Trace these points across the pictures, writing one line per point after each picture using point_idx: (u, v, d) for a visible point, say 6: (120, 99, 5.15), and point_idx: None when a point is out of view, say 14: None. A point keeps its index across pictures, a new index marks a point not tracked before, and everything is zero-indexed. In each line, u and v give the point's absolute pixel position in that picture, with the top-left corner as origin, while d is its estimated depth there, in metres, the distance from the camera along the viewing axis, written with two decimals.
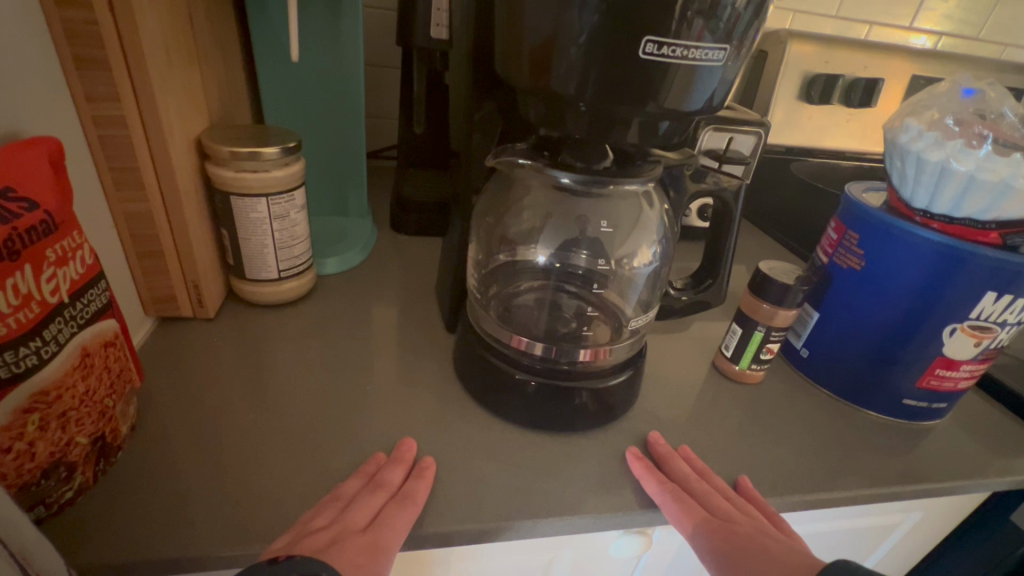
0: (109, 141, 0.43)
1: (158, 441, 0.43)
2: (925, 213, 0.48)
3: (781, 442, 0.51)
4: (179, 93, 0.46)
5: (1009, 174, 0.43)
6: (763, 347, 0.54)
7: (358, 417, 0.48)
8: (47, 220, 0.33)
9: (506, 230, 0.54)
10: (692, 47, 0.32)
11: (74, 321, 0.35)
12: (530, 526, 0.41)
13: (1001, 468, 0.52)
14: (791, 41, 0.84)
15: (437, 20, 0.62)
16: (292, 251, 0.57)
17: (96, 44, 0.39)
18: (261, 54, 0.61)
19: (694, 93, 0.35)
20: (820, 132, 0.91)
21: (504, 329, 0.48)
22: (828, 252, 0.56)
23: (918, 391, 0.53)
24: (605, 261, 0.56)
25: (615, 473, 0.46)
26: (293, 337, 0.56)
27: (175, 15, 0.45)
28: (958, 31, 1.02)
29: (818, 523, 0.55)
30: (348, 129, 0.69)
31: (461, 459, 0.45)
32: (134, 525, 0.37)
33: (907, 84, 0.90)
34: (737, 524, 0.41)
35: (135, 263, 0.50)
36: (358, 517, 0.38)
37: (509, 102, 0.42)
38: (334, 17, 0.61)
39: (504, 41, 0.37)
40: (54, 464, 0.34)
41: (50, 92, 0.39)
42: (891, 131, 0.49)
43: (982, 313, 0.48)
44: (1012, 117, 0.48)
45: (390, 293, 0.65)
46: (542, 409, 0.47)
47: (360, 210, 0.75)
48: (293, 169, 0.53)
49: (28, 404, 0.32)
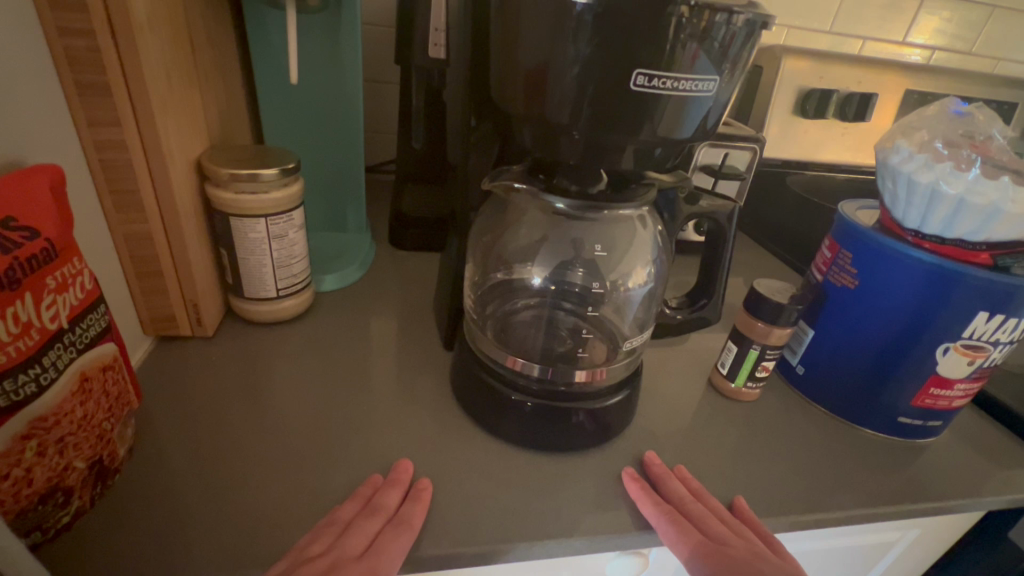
0: (110, 165, 0.44)
1: (156, 463, 0.43)
2: (917, 233, 0.49)
3: (777, 460, 0.51)
4: (179, 117, 0.47)
5: (999, 197, 0.43)
6: (758, 365, 0.55)
7: (355, 436, 0.48)
8: (48, 248, 0.33)
9: (504, 248, 0.54)
10: (683, 78, 0.33)
11: (73, 346, 0.35)
12: (527, 548, 0.41)
13: (998, 486, 0.52)
14: (786, 57, 0.85)
15: (435, 39, 0.63)
16: (290, 270, 0.57)
17: (98, 71, 0.40)
18: (261, 73, 0.62)
19: (686, 120, 0.35)
20: (816, 146, 0.92)
21: (501, 350, 0.48)
22: (822, 269, 0.57)
23: (912, 409, 0.53)
24: (600, 283, 0.56)
25: (611, 493, 0.46)
26: (291, 355, 0.56)
27: (176, 42, 0.46)
28: (951, 45, 1.04)
29: (814, 541, 0.55)
30: (346, 147, 0.70)
31: (459, 479, 0.45)
32: (131, 548, 0.37)
33: (901, 99, 0.91)
34: (732, 548, 0.40)
35: (134, 285, 0.50)
36: (353, 543, 0.38)
37: (505, 125, 0.43)
38: (332, 38, 0.62)
39: (501, 69, 0.38)
40: (51, 489, 0.34)
41: (52, 118, 0.40)
42: (883, 151, 0.50)
43: (975, 333, 0.48)
44: (999, 139, 0.50)
45: (388, 310, 0.65)
46: (539, 428, 0.47)
47: (359, 225, 0.76)
48: (292, 189, 0.53)
49: (25, 430, 0.32)
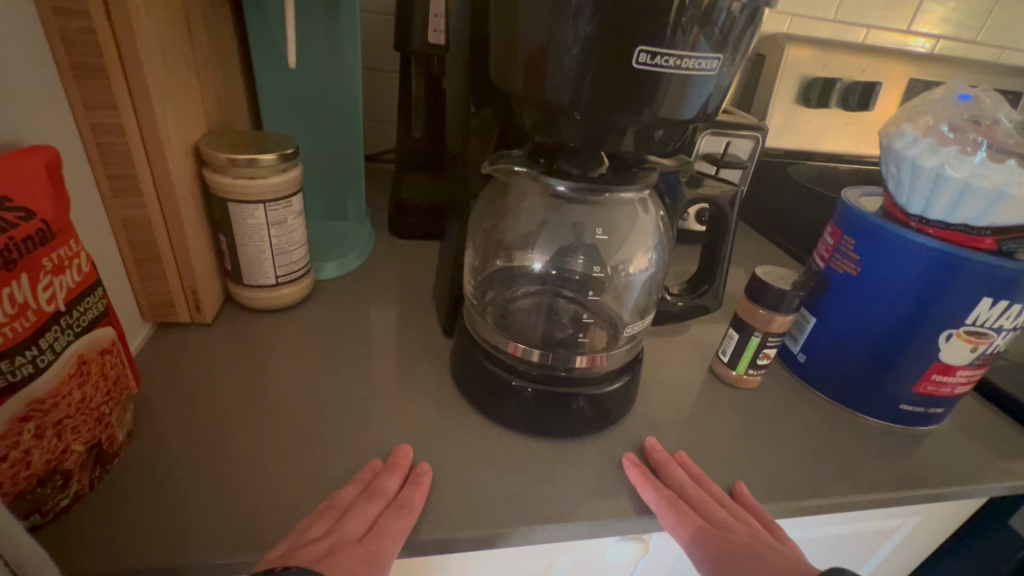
0: (107, 149, 0.44)
1: (156, 447, 0.43)
2: (921, 219, 0.48)
3: (778, 447, 0.51)
4: (176, 101, 0.46)
5: (1004, 181, 0.43)
6: (760, 351, 0.54)
7: (355, 422, 0.48)
8: (44, 228, 0.33)
9: (504, 234, 0.54)
10: (685, 56, 0.32)
11: (70, 329, 0.35)
12: (527, 532, 0.41)
13: (999, 474, 0.52)
14: (789, 45, 0.85)
15: (434, 25, 0.64)
16: (289, 257, 0.57)
17: (93, 53, 0.39)
18: (259, 58, 0.61)
19: (689, 100, 0.35)
20: (819, 135, 0.91)
21: (502, 336, 0.48)
22: (825, 256, 0.56)
23: (914, 396, 0.53)
24: (601, 267, 0.55)
25: (612, 479, 0.46)
26: (291, 342, 0.56)
27: (173, 23, 0.45)
28: (957, 34, 1.03)
29: (814, 529, 0.55)
30: (345, 134, 0.69)
31: (459, 464, 0.45)
32: (129, 531, 0.37)
33: (905, 87, 0.90)
34: (732, 532, 0.40)
35: (133, 270, 0.50)
36: (352, 527, 0.38)
37: (505, 107, 0.42)
38: (331, 24, 0.61)
39: (500, 48, 0.37)
40: (50, 472, 0.34)
41: (47, 100, 0.39)
42: (887, 137, 0.49)
43: (979, 319, 0.48)
44: (1006, 123, 0.49)
45: (388, 298, 0.65)
46: (538, 414, 0.47)
47: (359, 214, 0.76)
48: (290, 175, 0.53)
49: (24, 412, 0.32)
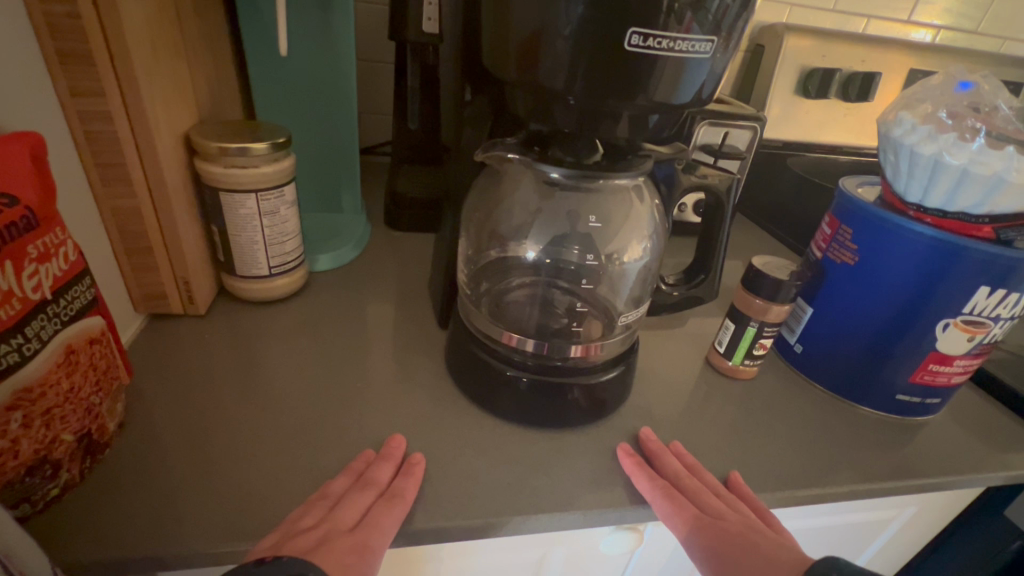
0: (96, 138, 0.43)
1: (147, 439, 0.43)
2: (919, 207, 0.48)
3: (774, 438, 0.51)
4: (166, 89, 0.46)
5: (1003, 168, 0.42)
6: (756, 342, 0.54)
7: (348, 414, 0.48)
8: (28, 215, 0.32)
9: (498, 225, 0.53)
10: (679, 38, 0.32)
11: (57, 318, 0.35)
12: (521, 522, 0.41)
13: (995, 465, 0.52)
14: (788, 35, 0.84)
15: (429, 14, 0.62)
16: (283, 248, 0.56)
17: (79, 37, 0.39)
18: (251, 48, 0.61)
19: (682, 85, 0.34)
20: (818, 126, 0.91)
21: (496, 326, 0.48)
22: (822, 246, 0.56)
23: (911, 386, 0.53)
24: (595, 256, 0.55)
25: (607, 469, 0.45)
26: (284, 333, 0.56)
27: (161, 10, 0.44)
28: (958, 24, 1.02)
29: (809, 519, 0.55)
30: (339, 124, 0.69)
31: (453, 454, 0.45)
32: (119, 522, 0.37)
33: (906, 78, 0.89)
34: (728, 522, 0.40)
35: (124, 261, 0.49)
36: (345, 516, 0.38)
37: (498, 95, 0.42)
38: (324, 12, 0.61)
39: (492, 33, 0.36)
40: (40, 461, 0.34)
41: (32, 86, 0.38)
42: (885, 125, 0.49)
43: (976, 308, 0.47)
44: (1006, 109, 0.49)
45: (383, 289, 0.65)
46: (532, 405, 0.47)
47: (354, 206, 0.75)
48: (283, 165, 0.52)
49: (10, 401, 0.31)
